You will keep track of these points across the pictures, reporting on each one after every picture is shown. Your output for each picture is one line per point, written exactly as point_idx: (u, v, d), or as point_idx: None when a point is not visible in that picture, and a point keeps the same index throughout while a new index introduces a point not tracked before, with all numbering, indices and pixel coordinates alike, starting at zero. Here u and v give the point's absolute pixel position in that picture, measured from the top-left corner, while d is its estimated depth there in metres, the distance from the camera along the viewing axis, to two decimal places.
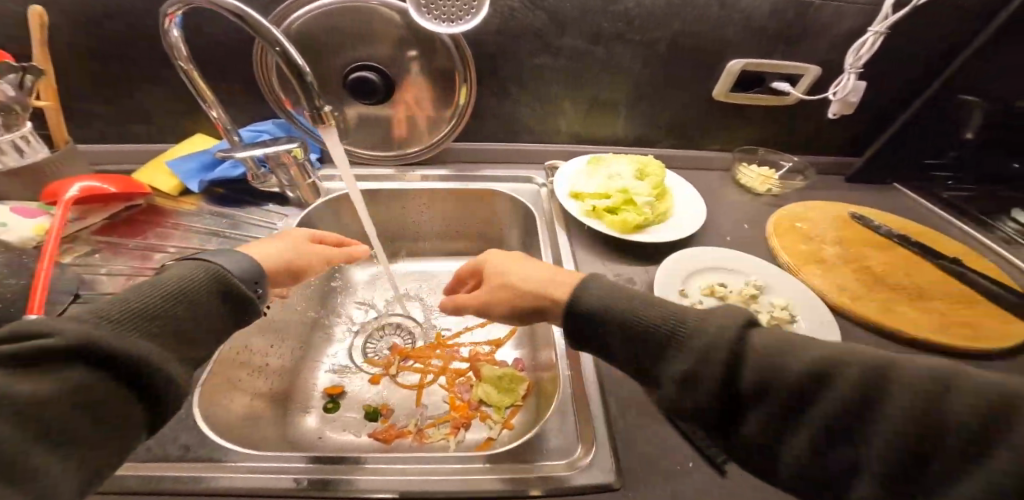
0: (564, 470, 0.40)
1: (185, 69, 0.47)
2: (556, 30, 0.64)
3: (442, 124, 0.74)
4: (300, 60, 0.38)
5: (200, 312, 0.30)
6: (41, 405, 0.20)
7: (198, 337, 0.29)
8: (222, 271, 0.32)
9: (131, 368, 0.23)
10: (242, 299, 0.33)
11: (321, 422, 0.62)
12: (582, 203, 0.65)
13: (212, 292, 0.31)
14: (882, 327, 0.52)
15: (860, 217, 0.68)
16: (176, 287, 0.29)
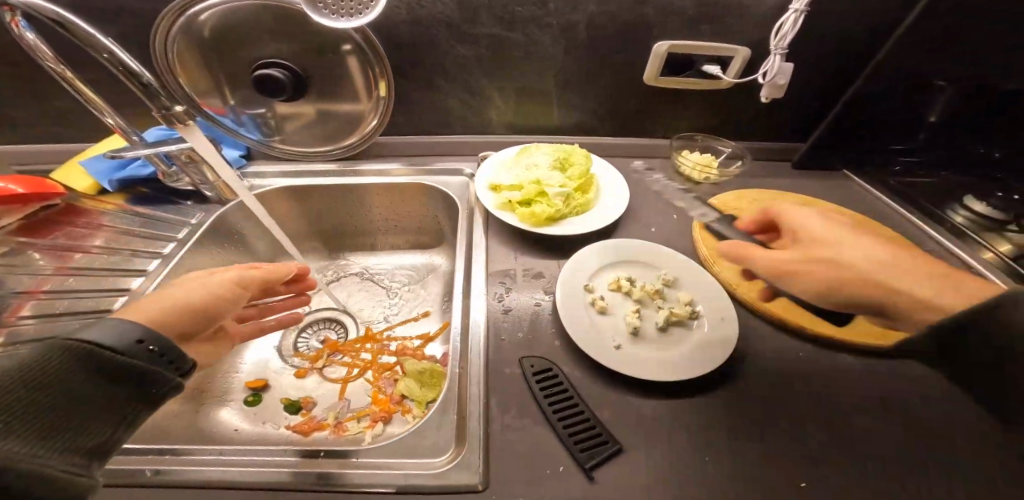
0: (431, 468, 0.40)
1: (59, 72, 0.45)
2: (468, 18, 0.61)
3: (366, 118, 0.72)
4: (132, 63, 0.38)
5: (66, 396, 0.24)
6: None
7: (66, 428, 0.23)
8: (84, 346, 0.26)
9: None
10: (134, 372, 0.27)
11: (242, 416, 0.62)
12: (498, 195, 0.63)
13: (83, 371, 0.25)
14: (789, 323, 0.51)
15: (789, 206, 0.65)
16: (26, 373, 0.23)
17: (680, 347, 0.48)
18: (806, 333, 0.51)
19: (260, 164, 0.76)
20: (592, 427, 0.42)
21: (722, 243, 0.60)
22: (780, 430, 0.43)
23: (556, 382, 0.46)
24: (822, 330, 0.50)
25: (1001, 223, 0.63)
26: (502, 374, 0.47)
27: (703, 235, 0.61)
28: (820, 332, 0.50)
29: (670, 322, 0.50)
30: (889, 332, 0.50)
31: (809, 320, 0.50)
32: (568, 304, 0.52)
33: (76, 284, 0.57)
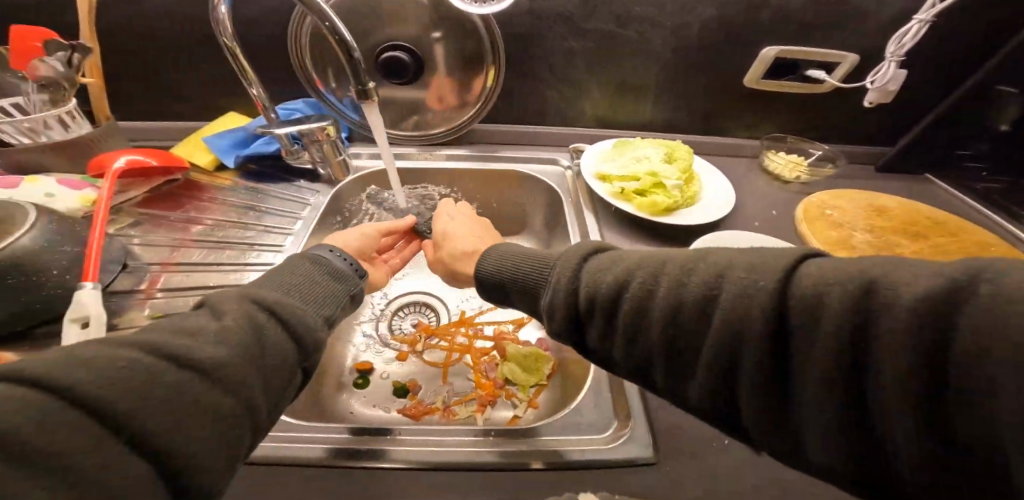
0: (600, 442, 0.42)
1: (230, 46, 0.48)
2: (586, 13, 0.63)
3: (465, 108, 0.72)
4: (349, 37, 0.40)
5: (308, 280, 0.39)
6: (217, 355, 0.27)
7: (317, 298, 0.38)
8: (311, 256, 0.42)
9: (279, 316, 0.33)
10: (338, 272, 0.42)
11: (355, 398, 0.65)
12: (609, 185, 0.65)
13: (314, 269, 0.41)
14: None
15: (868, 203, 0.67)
16: (286, 268, 0.39)
17: None
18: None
19: (357, 146, 0.75)
20: None
21: (831, 237, 0.62)
22: None
23: None
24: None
25: None
26: None
27: (811, 230, 0.63)
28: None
29: None
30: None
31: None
32: None
33: (201, 258, 0.56)
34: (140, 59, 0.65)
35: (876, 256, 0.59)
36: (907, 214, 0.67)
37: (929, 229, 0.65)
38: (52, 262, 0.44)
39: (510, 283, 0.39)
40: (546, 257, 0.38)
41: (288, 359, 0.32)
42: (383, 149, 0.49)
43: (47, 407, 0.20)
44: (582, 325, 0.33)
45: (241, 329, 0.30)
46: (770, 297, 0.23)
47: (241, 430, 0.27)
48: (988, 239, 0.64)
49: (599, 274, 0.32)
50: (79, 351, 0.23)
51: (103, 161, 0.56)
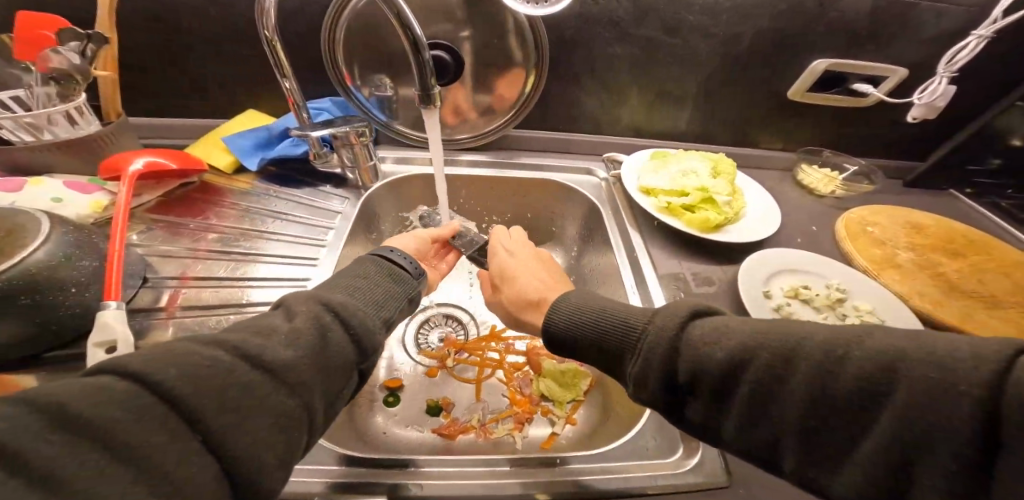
0: (666, 468, 0.42)
1: (270, 40, 0.48)
2: (636, 19, 0.61)
3: (500, 113, 0.69)
4: (419, 34, 0.42)
5: (373, 284, 0.34)
6: (284, 355, 0.25)
7: (382, 303, 0.33)
8: (375, 257, 0.38)
9: (341, 316, 0.29)
10: (402, 273, 0.37)
11: (387, 417, 0.62)
12: (655, 199, 0.63)
13: (378, 271, 0.36)
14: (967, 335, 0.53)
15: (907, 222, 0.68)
16: (352, 272, 0.35)
17: None
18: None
19: (383, 148, 0.72)
20: None
21: (875, 255, 0.61)
22: None
23: None
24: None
25: None
26: None
27: (854, 247, 0.62)
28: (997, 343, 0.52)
29: None
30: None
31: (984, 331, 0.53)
32: (756, 309, 0.51)
33: (220, 270, 0.52)
34: (154, 51, 0.60)
35: (920, 273, 0.59)
36: (942, 231, 0.67)
37: (965, 247, 0.65)
38: (69, 279, 0.39)
39: (584, 339, 0.34)
40: (633, 315, 0.33)
41: (349, 360, 0.28)
42: (435, 147, 0.53)
43: (137, 399, 0.19)
44: (679, 395, 0.29)
45: (306, 329, 0.26)
46: (978, 399, 0.18)
47: (301, 433, 0.24)
48: (1021, 257, 0.65)
49: (706, 346, 0.27)
50: (165, 346, 0.22)
51: (117, 164, 0.51)
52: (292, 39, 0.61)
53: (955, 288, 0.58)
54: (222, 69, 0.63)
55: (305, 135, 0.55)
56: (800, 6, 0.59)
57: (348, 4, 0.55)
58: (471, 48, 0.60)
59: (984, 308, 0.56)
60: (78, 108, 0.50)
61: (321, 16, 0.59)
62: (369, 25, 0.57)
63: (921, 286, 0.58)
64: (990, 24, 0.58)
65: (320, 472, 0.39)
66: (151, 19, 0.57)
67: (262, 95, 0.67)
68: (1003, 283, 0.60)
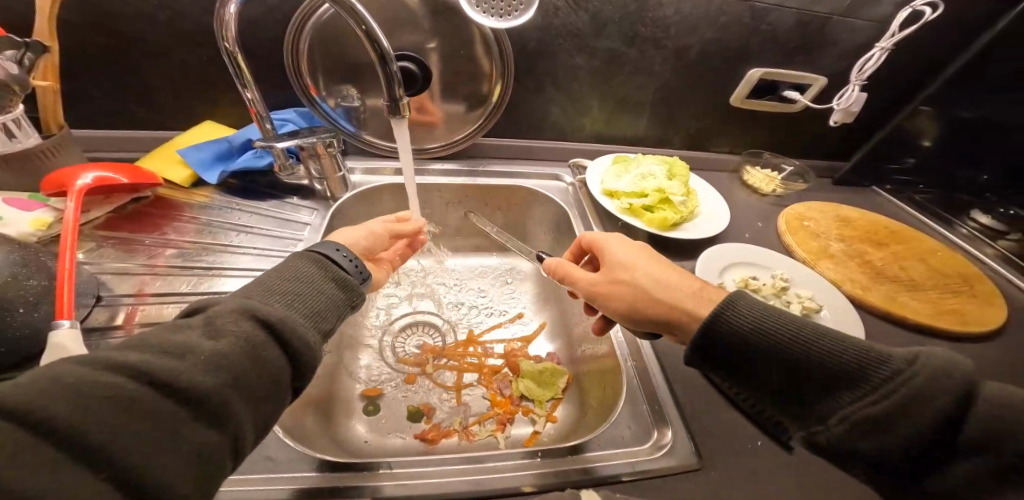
0: (644, 455, 0.43)
1: (230, 51, 0.47)
2: (593, 32, 0.64)
3: (469, 122, 0.72)
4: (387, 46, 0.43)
5: (313, 285, 0.33)
6: (211, 388, 0.23)
7: (324, 308, 0.33)
8: (313, 255, 0.37)
9: (276, 334, 0.28)
10: (345, 280, 0.36)
11: (367, 425, 0.63)
12: (618, 201, 0.67)
13: (319, 273, 0.35)
14: (894, 314, 0.59)
15: (844, 218, 0.76)
16: (293, 271, 0.34)
17: None
18: (911, 323, 0.59)
19: (352, 159, 0.72)
20: None
21: (812, 246, 0.68)
22: None
23: None
24: (920, 319, 0.59)
25: (1003, 233, 0.79)
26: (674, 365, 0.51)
27: (794, 240, 0.69)
28: (919, 321, 0.59)
29: (801, 315, 0.57)
30: (966, 321, 0.60)
31: (908, 312, 0.60)
32: None
33: (180, 285, 0.50)
34: (99, 60, 0.57)
35: (852, 262, 0.67)
36: (868, 224, 0.76)
37: (887, 237, 0.74)
38: (17, 299, 0.36)
39: (790, 359, 0.31)
40: (868, 350, 0.29)
41: (281, 380, 0.27)
42: (405, 157, 0.53)
43: (22, 440, 0.16)
44: (933, 454, 0.26)
45: (233, 352, 0.25)
46: None
47: (225, 459, 0.23)
48: (933, 245, 0.74)
49: (990, 414, 0.25)
50: (52, 370, 0.19)
51: (62, 178, 0.49)
52: (247, 47, 0.59)
53: (882, 273, 0.66)
54: (179, 80, 0.61)
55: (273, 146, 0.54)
56: (738, 22, 0.65)
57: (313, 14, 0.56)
58: (438, 58, 0.62)
59: (906, 290, 0.63)
60: (15, 120, 0.47)
61: (279, 25, 0.58)
62: (333, 35, 0.58)
63: (853, 273, 0.64)
64: (889, 38, 0.65)
65: (297, 479, 0.38)
66: (98, 23, 0.54)
67: (223, 106, 0.65)
68: (920, 268, 0.69)
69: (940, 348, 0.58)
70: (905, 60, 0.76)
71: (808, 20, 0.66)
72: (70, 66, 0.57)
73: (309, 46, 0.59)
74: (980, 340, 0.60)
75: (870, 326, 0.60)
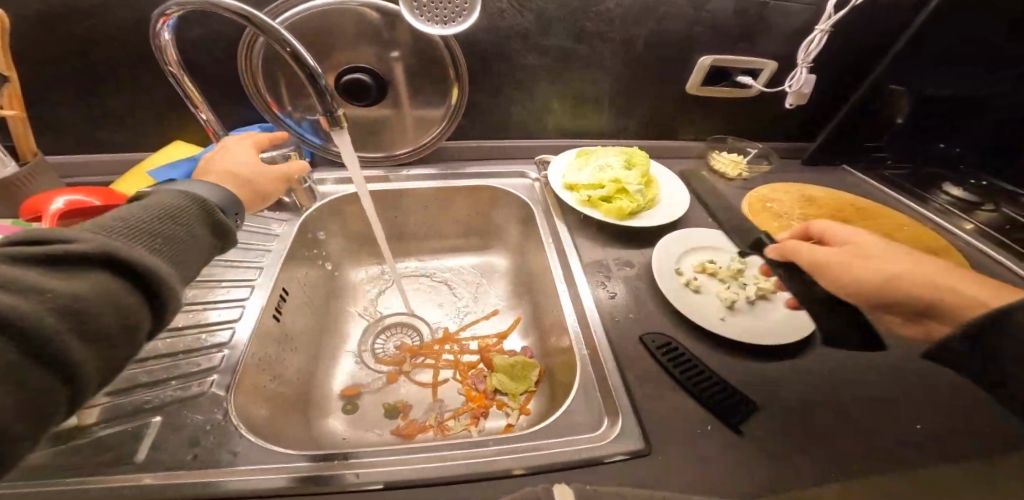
0: (594, 442, 0.43)
1: (175, 75, 0.48)
2: (540, 31, 0.66)
3: (433, 125, 0.73)
4: (310, 63, 0.43)
5: (185, 229, 0.36)
6: (55, 329, 0.23)
7: (191, 253, 0.36)
8: (195, 199, 0.39)
9: (144, 279, 0.29)
10: (221, 228, 0.41)
11: (344, 423, 0.64)
12: (577, 194, 0.68)
13: (196, 217, 0.38)
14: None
15: (811, 198, 0.77)
16: (169, 211, 0.36)
17: (772, 316, 0.55)
18: None
19: (322, 171, 0.75)
20: (705, 373, 0.49)
21: (773, 227, 0.69)
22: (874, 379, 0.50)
23: (678, 353, 0.51)
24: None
25: (975, 204, 0.79)
26: (628, 352, 0.51)
27: (756, 222, 0.70)
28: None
29: (758, 296, 0.57)
30: None
31: None
32: (667, 285, 0.57)
33: None
34: (70, 90, 0.61)
35: (814, 240, 0.67)
36: (833, 203, 0.76)
37: (853, 214, 0.74)
38: None
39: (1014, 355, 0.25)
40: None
41: (141, 325, 0.29)
42: (353, 166, 0.54)
43: None
44: None
45: (90, 296, 0.25)
46: None
47: (61, 405, 0.24)
48: (901, 220, 0.74)
49: None
50: None
51: (37, 204, 0.52)
52: (206, 69, 0.62)
53: (843, 250, 0.66)
54: (147, 104, 0.64)
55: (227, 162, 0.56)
56: (680, 10, 0.66)
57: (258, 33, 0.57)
58: (402, 67, 0.63)
59: None
60: None
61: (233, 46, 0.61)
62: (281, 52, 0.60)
63: (814, 251, 0.65)
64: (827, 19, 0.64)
65: (285, 468, 0.40)
66: (64, 54, 0.57)
67: (190, 126, 0.68)
68: (885, 244, 0.68)
69: None
70: (839, 43, 0.75)
71: (750, 4, 0.66)
72: (45, 97, 0.61)
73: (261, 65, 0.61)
74: None
75: None
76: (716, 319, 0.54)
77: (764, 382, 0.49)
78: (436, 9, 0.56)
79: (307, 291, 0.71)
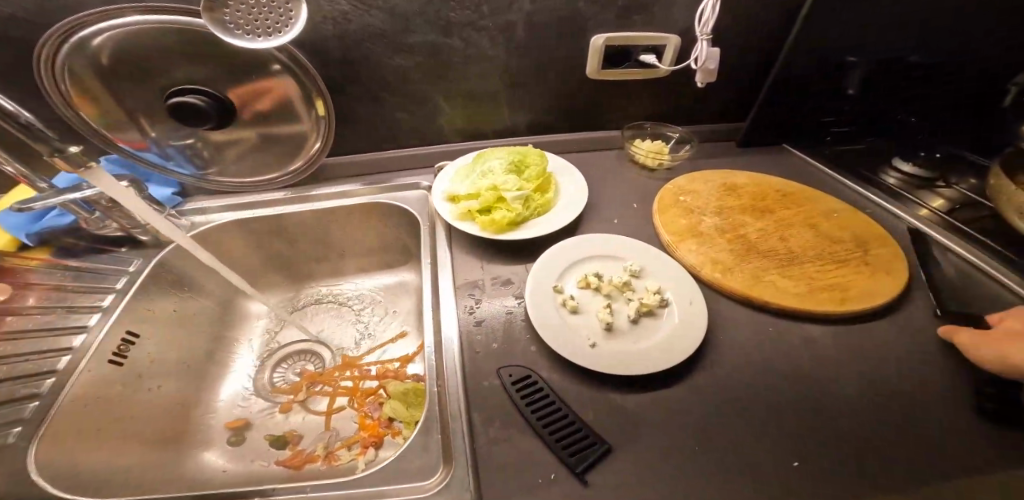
0: (413, 493, 0.39)
1: None
2: (400, 27, 0.59)
3: (310, 139, 0.67)
4: (8, 104, 0.34)
5: None
6: None
7: None
8: None
9: None
10: None
11: (227, 456, 0.61)
12: (457, 205, 0.62)
13: None
14: (754, 299, 0.53)
15: (734, 186, 0.70)
16: None
17: (652, 337, 0.49)
18: (772, 307, 0.53)
19: (196, 200, 0.72)
20: (565, 417, 0.43)
21: (681, 225, 0.62)
22: (756, 404, 0.44)
23: (535, 387, 0.45)
24: (784, 303, 0.52)
25: (928, 181, 0.72)
26: (481, 387, 0.46)
27: (663, 220, 0.63)
28: (782, 304, 0.52)
29: (640, 313, 0.51)
30: (845, 298, 0.53)
31: (768, 294, 0.53)
32: (539, 308, 0.51)
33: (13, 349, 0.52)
34: None
35: (722, 239, 0.61)
36: (755, 190, 0.69)
37: (776, 203, 0.67)
38: None
39: None
40: None
41: None
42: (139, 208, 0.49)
43: None
44: None
45: None
46: None
47: None
48: (830, 208, 0.66)
49: None
50: None
51: None
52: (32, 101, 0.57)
53: (754, 250, 0.59)
54: None
55: (35, 206, 0.50)
56: None
57: (56, 61, 0.49)
58: (289, 79, 0.57)
59: (776, 268, 0.57)
60: None
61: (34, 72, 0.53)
62: (99, 80, 0.52)
63: (720, 253, 0.58)
64: None
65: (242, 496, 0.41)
66: None
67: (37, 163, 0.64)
68: (805, 238, 0.62)
69: (809, 331, 0.51)
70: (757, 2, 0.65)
71: None
72: None
73: (76, 97, 0.53)
74: (860, 320, 0.53)
75: (729, 312, 0.53)
76: (585, 345, 0.48)
77: (625, 417, 0.43)
78: (255, 21, 0.48)
79: (179, 326, 0.67)
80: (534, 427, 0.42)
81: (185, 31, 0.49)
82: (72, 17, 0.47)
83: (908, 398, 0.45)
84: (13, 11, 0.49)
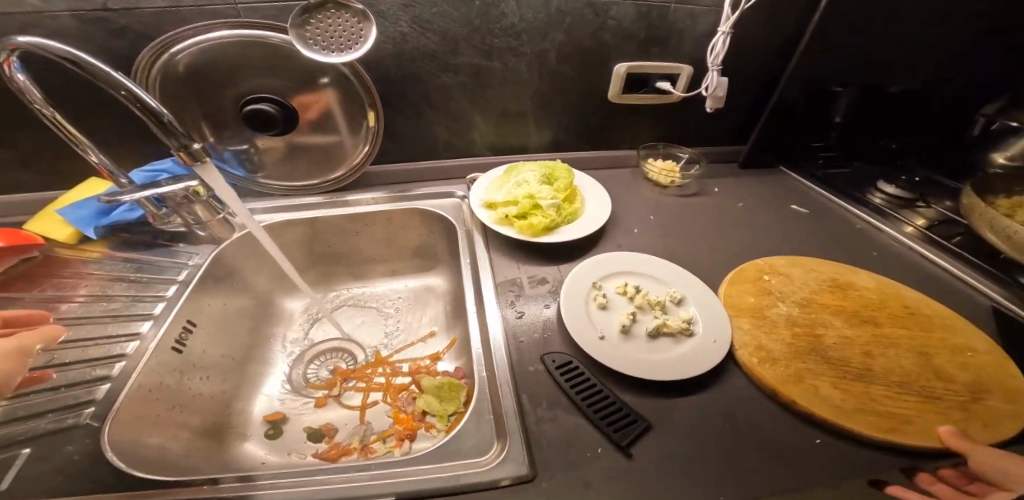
0: (474, 466, 0.43)
1: (48, 113, 0.47)
2: (449, 50, 0.66)
3: (358, 147, 0.73)
4: (153, 102, 0.39)
5: None
6: None
7: None
8: None
9: None
10: None
11: (265, 448, 0.63)
12: (494, 212, 0.69)
13: None
14: (780, 395, 0.49)
15: (849, 287, 0.64)
16: None
17: (660, 352, 0.52)
18: (799, 410, 0.48)
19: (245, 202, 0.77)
20: (610, 401, 0.48)
21: (747, 303, 0.60)
22: (770, 391, 0.50)
23: (577, 372, 0.51)
24: (812, 410, 0.47)
25: (911, 202, 0.81)
26: (527, 372, 0.51)
27: (731, 292, 0.61)
28: (807, 409, 0.47)
29: (659, 332, 0.55)
30: (899, 427, 0.46)
31: (801, 390, 0.49)
32: (573, 304, 0.56)
33: (80, 333, 0.55)
34: None
35: (787, 330, 0.57)
36: (870, 295, 0.63)
37: (889, 317, 0.60)
38: None
39: None
40: None
41: None
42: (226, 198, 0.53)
43: None
44: None
45: None
46: None
47: None
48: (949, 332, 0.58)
49: None
50: None
51: None
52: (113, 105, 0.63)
53: (818, 352, 0.54)
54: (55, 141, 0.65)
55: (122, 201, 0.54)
56: (584, 19, 0.66)
57: (151, 66, 0.55)
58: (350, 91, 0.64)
59: (833, 376, 0.51)
60: None
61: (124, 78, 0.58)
62: (183, 85, 0.58)
63: (772, 342, 0.55)
64: (727, 21, 0.65)
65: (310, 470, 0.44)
66: None
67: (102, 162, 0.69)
68: (896, 362, 0.54)
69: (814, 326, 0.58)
70: (755, 40, 0.75)
71: (654, 10, 0.67)
72: None
73: (161, 100, 0.58)
74: (906, 460, 0.45)
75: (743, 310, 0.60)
76: (595, 335, 0.53)
77: (657, 400, 0.48)
78: (330, 37, 0.54)
79: (224, 320, 0.70)
80: (583, 411, 0.46)
81: (266, 45, 0.56)
82: (171, 32, 0.53)
83: (904, 384, 0.51)
84: (124, 23, 0.55)
